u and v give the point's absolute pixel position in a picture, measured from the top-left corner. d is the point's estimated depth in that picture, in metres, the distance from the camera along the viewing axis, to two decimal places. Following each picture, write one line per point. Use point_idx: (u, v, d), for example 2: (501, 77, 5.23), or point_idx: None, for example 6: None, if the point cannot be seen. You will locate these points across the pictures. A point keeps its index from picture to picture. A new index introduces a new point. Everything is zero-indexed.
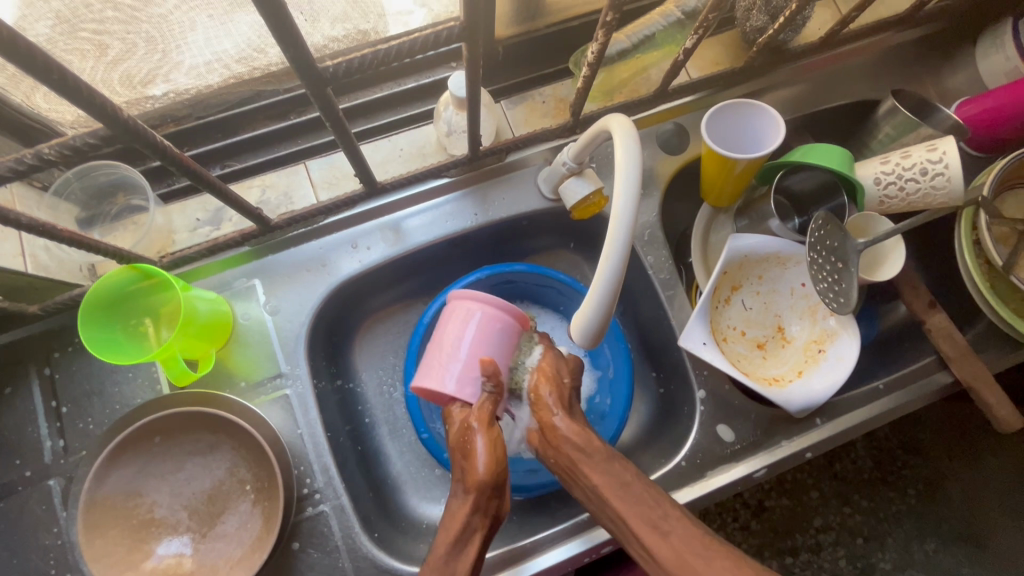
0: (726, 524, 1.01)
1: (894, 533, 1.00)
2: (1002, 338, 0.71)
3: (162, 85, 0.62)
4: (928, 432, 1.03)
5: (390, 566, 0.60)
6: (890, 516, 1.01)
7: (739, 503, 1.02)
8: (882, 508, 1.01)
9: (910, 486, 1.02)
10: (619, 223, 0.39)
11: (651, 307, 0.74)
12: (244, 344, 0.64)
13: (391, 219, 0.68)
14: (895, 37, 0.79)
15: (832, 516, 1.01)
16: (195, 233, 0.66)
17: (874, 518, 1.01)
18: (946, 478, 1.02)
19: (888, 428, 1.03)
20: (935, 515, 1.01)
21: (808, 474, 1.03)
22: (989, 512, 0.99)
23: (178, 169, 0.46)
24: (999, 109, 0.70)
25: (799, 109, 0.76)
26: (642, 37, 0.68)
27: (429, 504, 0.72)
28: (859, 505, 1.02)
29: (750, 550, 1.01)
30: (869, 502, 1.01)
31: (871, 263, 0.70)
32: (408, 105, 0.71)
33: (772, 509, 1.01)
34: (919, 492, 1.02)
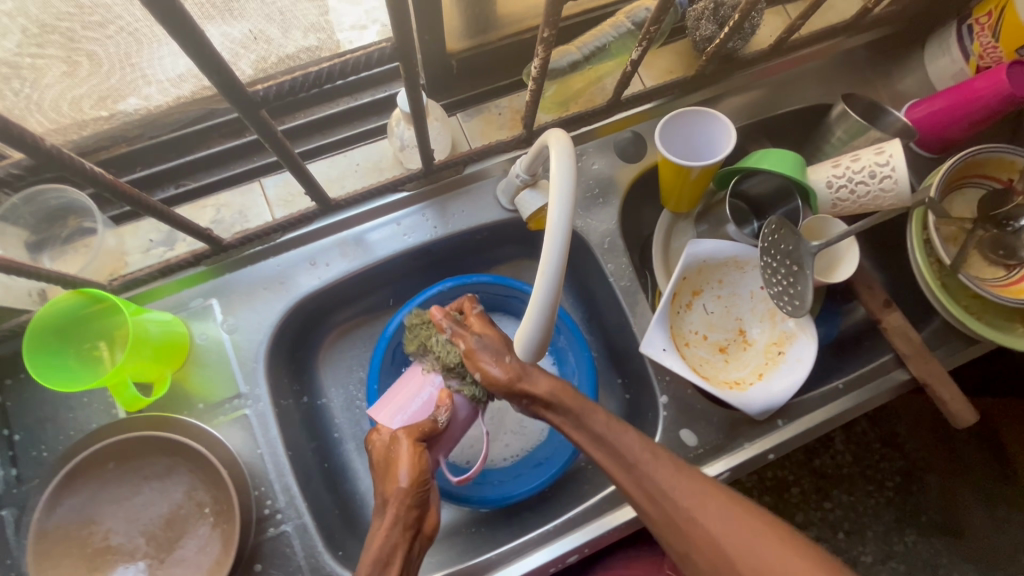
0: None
1: (873, 526, 1.02)
2: (958, 334, 0.73)
3: (134, 101, 0.62)
4: (901, 425, 1.05)
5: None
6: (868, 510, 1.02)
7: None
8: (861, 502, 1.03)
9: (886, 479, 1.03)
10: (552, 237, 0.40)
11: (614, 314, 0.75)
12: (202, 364, 0.64)
13: (351, 233, 0.68)
14: (845, 43, 0.80)
15: (812, 511, 1.02)
16: (148, 254, 0.65)
17: (853, 512, 1.02)
18: (922, 470, 1.03)
19: (865, 422, 1.05)
20: (912, 507, 1.02)
21: (787, 471, 1.04)
22: (961, 502, 1.01)
23: (114, 195, 0.46)
24: (946, 110, 0.72)
25: (754, 115, 0.77)
26: (593, 48, 0.68)
27: None
28: (838, 500, 1.03)
29: None
30: (848, 496, 1.03)
31: (827, 265, 0.71)
32: (365, 120, 0.71)
33: None
34: (896, 485, 1.03)
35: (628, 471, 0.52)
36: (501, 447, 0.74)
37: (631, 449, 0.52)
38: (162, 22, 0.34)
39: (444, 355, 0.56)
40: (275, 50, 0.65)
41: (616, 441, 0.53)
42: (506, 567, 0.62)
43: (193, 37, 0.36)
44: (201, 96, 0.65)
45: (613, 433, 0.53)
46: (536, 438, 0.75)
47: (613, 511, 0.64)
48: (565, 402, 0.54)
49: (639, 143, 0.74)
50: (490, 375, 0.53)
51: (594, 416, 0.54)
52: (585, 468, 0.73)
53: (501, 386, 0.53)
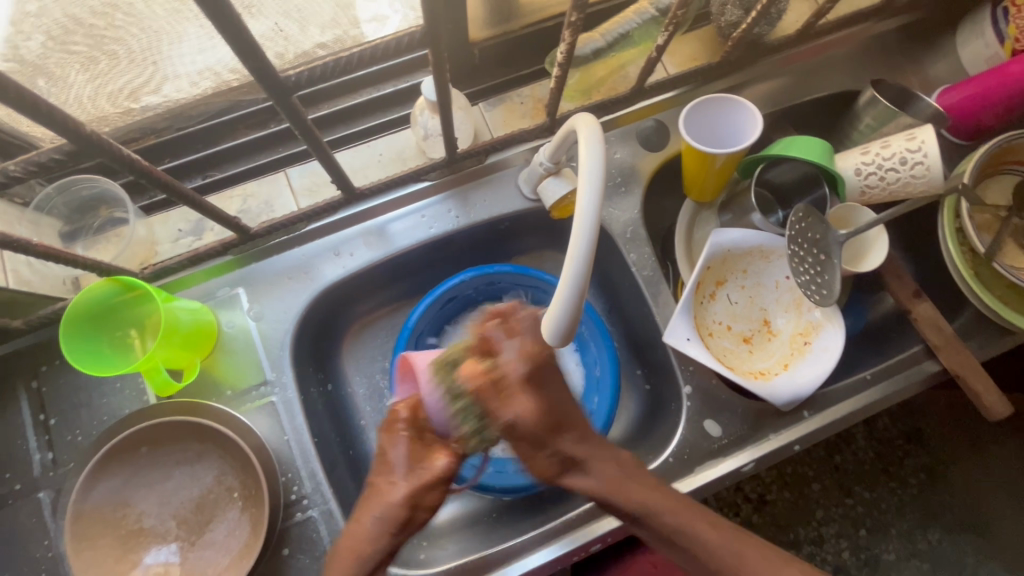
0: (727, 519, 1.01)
1: (897, 524, 1.00)
2: (992, 325, 0.71)
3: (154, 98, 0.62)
4: (927, 421, 1.03)
5: None
6: (892, 507, 1.01)
7: (740, 497, 1.02)
8: (885, 499, 1.01)
9: (910, 476, 1.01)
10: (584, 220, 0.39)
11: (636, 304, 0.74)
12: (230, 352, 0.65)
13: (375, 223, 0.68)
14: (873, 28, 0.79)
15: (833, 508, 1.01)
16: (177, 243, 0.66)
17: (876, 509, 1.01)
18: (949, 467, 1.01)
19: (888, 418, 1.03)
20: (938, 504, 1.00)
21: (808, 467, 1.02)
22: (991, 501, 0.99)
23: (149, 181, 0.47)
24: (980, 95, 0.70)
25: (779, 102, 0.76)
26: (616, 36, 0.68)
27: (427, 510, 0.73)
28: (861, 496, 1.01)
29: None
30: (871, 493, 1.01)
31: (855, 254, 0.70)
32: (387, 110, 0.71)
33: (774, 502, 1.01)
34: (920, 482, 1.01)
35: (671, 543, 0.51)
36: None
37: (675, 518, 0.50)
38: (204, 10, 0.34)
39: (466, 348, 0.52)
40: (297, 45, 0.65)
41: (659, 511, 0.50)
42: (527, 555, 0.62)
43: (231, 24, 0.36)
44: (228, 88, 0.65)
45: (650, 501, 0.51)
46: None
47: None
48: (593, 473, 0.51)
49: (661, 132, 0.73)
50: (512, 379, 0.48)
51: (626, 485, 0.51)
52: None
53: (531, 434, 0.49)
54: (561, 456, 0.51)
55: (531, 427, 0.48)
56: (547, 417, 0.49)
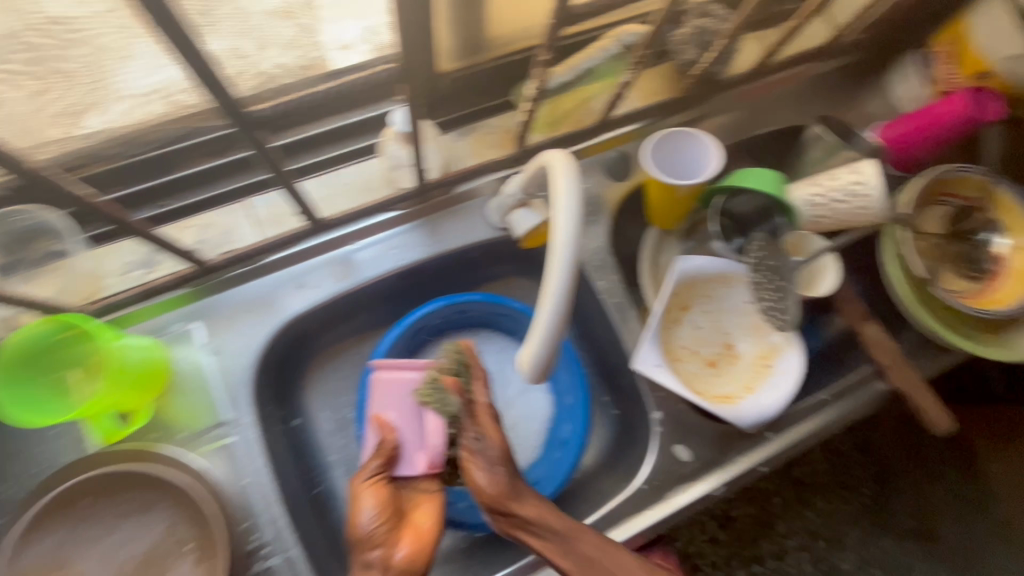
0: (694, 537, 1.03)
1: (852, 533, 1.04)
2: (931, 344, 0.76)
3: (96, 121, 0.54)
4: (877, 433, 1.07)
5: None
6: (847, 517, 1.05)
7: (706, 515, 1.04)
8: (840, 509, 1.05)
9: (864, 486, 1.06)
10: (561, 257, 0.39)
11: (604, 331, 0.75)
12: (183, 392, 0.61)
13: (341, 253, 0.67)
14: (817, 68, 0.84)
15: (793, 521, 1.05)
16: (126, 277, 0.61)
17: (833, 520, 1.05)
18: (899, 477, 1.06)
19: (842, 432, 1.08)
20: (890, 512, 1.05)
21: (768, 481, 1.06)
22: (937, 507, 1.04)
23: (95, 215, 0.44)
24: (914, 132, 0.75)
25: (734, 136, 0.80)
26: (582, 70, 0.69)
27: None
28: (819, 508, 1.05)
29: (720, 562, 1.03)
30: (827, 505, 1.05)
31: (809, 279, 0.73)
32: (353, 139, 0.70)
33: (738, 518, 1.04)
34: (873, 491, 1.06)
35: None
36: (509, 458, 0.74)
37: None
38: None
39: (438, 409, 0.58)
40: None
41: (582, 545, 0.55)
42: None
43: None
44: None
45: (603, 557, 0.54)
46: (531, 458, 0.74)
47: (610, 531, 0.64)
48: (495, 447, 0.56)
49: (625, 162, 0.76)
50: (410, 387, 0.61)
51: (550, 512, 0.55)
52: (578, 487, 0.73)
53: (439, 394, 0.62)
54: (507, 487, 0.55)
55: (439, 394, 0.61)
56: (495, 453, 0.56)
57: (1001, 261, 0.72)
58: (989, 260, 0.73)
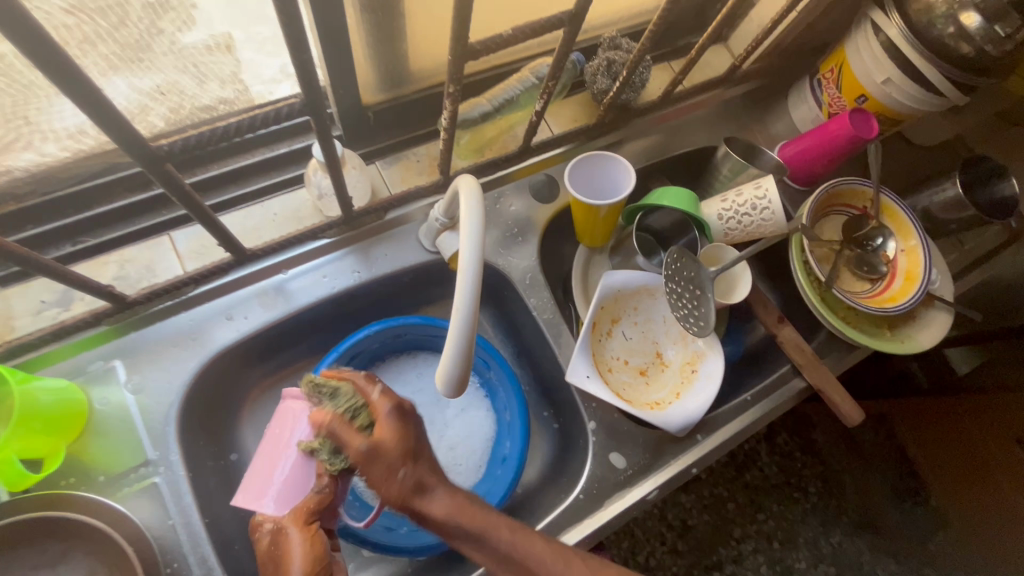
0: (654, 549, 1.05)
1: (804, 533, 1.09)
2: (841, 343, 0.82)
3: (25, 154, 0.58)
4: (816, 434, 1.15)
5: None
6: (798, 517, 1.10)
7: (664, 526, 1.07)
8: (791, 511, 1.10)
9: (810, 486, 1.12)
10: (466, 276, 0.41)
11: (540, 347, 0.78)
12: (102, 434, 0.59)
13: (272, 283, 0.67)
14: (724, 94, 0.92)
15: (748, 525, 1.08)
16: (39, 316, 0.60)
17: (784, 521, 1.09)
18: (840, 474, 1.13)
19: (786, 434, 1.14)
20: (836, 508, 1.11)
21: (722, 487, 1.10)
22: (877, 500, 1.11)
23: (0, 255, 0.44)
24: (808, 150, 0.83)
25: (651, 158, 0.85)
26: (502, 100, 0.73)
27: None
28: (771, 511, 1.10)
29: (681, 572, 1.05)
30: (779, 507, 1.10)
31: (726, 288, 0.78)
32: (282, 170, 0.71)
33: (695, 527, 1.07)
34: (818, 490, 1.12)
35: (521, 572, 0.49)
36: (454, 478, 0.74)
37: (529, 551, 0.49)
38: (56, 81, 0.34)
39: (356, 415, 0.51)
40: (191, 99, 0.65)
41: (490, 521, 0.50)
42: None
43: (85, 91, 0.36)
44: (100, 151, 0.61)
45: None
46: (475, 477, 0.74)
47: None
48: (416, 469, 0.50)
49: (552, 185, 0.79)
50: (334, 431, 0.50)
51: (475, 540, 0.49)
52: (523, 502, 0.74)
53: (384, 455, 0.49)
54: (415, 482, 0.49)
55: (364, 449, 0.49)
56: (405, 441, 0.50)
57: (891, 262, 0.80)
58: (883, 262, 0.80)
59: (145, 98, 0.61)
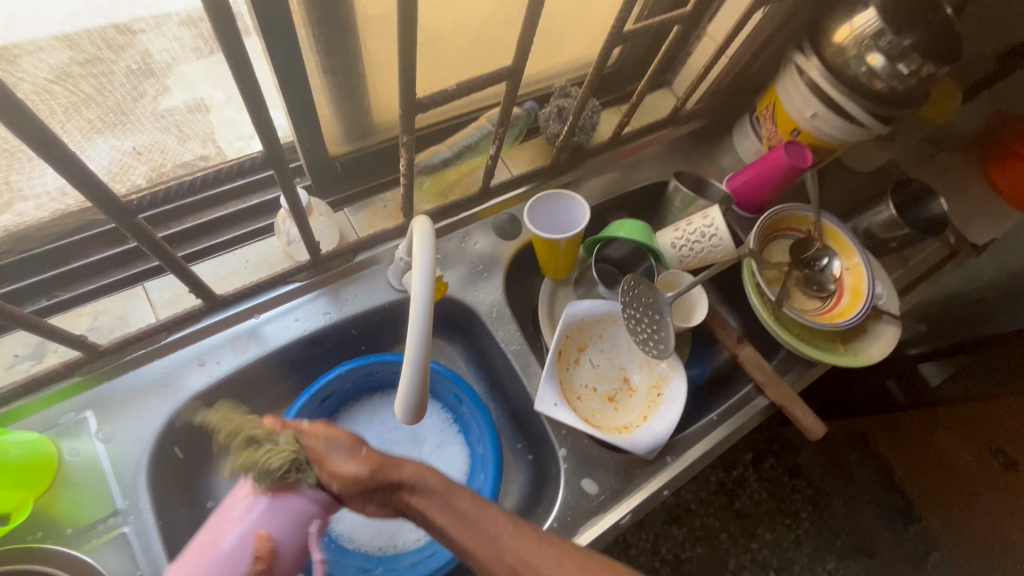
0: None
1: (799, 559, 1.11)
2: (800, 360, 0.85)
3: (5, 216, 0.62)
4: (801, 457, 1.18)
5: None
6: (792, 543, 1.12)
7: (660, 561, 1.08)
8: (784, 537, 1.12)
9: (801, 509, 1.15)
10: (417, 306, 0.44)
11: (511, 378, 0.80)
12: (73, 485, 0.60)
13: (246, 327, 0.69)
14: (672, 133, 0.99)
15: (742, 555, 1.10)
16: (12, 370, 0.61)
17: (778, 548, 1.11)
18: (827, 496, 1.16)
19: (772, 459, 1.18)
20: (829, 531, 1.14)
21: (713, 517, 1.12)
22: (865, 519, 1.14)
23: None
24: (751, 181, 0.89)
25: (607, 194, 0.91)
26: (461, 147, 0.78)
27: None
28: (763, 539, 1.12)
29: None
30: (771, 533, 1.12)
31: (686, 312, 0.82)
32: (255, 220, 0.75)
33: (689, 559, 1.09)
34: (809, 514, 1.15)
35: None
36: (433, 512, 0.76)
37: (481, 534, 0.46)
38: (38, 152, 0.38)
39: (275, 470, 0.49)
40: (171, 158, 0.69)
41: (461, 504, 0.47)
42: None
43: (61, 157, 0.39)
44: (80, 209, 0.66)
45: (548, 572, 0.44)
46: None
47: None
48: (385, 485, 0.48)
49: (514, 224, 0.84)
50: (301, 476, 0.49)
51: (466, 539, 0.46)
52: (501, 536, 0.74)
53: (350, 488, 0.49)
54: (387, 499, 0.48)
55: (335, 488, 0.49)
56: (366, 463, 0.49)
57: (839, 280, 0.85)
58: (831, 280, 0.85)
59: (128, 160, 0.66)
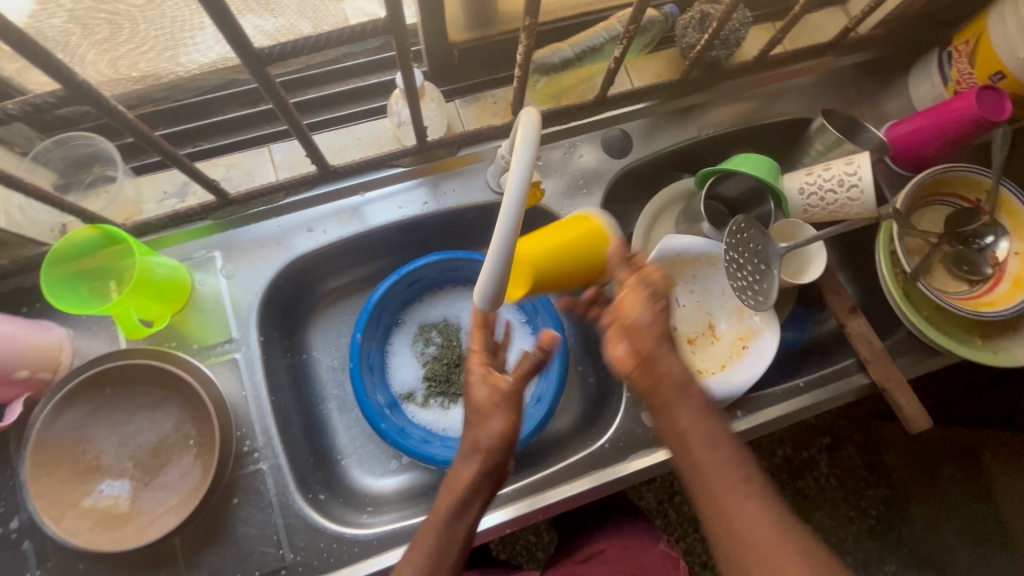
0: (686, 533, 1.06)
1: (854, 553, 1.05)
2: (921, 345, 0.75)
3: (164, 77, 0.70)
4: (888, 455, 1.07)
5: (315, 522, 0.64)
6: (849, 536, 1.05)
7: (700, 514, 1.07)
8: (841, 527, 1.06)
9: (870, 508, 1.06)
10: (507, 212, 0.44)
11: (590, 300, 0.79)
12: (200, 309, 0.69)
13: (348, 203, 0.73)
14: (833, 62, 0.84)
15: None
16: (162, 204, 0.71)
17: (834, 536, 1.05)
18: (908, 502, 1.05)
19: (853, 449, 1.08)
20: (897, 537, 1.05)
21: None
22: None
23: (148, 145, 0.53)
24: (922, 130, 0.75)
25: (738, 124, 0.81)
26: (585, 48, 0.73)
27: (384, 479, 0.77)
28: (818, 523, 1.06)
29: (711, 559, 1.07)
30: (829, 520, 1.06)
31: (799, 267, 0.75)
32: (370, 99, 0.76)
33: None
34: (879, 514, 1.06)
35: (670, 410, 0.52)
36: None
37: (704, 478, 0.50)
38: None
39: (445, 351, 0.80)
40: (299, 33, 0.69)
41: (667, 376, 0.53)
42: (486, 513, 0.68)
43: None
44: (225, 66, 0.71)
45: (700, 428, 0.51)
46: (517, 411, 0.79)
47: (550, 489, 0.69)
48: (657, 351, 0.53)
49: (625, 141, 0.79)
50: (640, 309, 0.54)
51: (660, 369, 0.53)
52: (547, 444, 0.80)
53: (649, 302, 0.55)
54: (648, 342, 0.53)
55: (651, 309, 0.54)
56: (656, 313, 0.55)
57: (999, 264, 0.71)
58: (989, 263, 0.72)
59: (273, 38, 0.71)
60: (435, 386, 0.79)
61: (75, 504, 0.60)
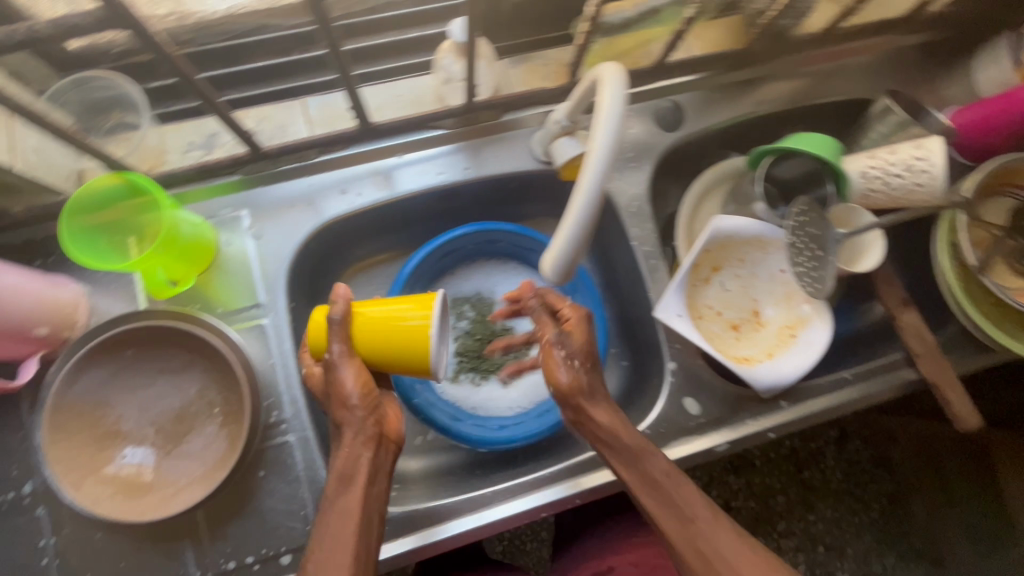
0: None
1: (854, 545, 1.04)
2: (973, 341, 0.73)
3: None
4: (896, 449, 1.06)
5: None
6: (852, 526, 1.04)
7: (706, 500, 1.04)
8: (845, 517, 1.05)
9: (874, 500, 1.05)
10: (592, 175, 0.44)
11: (631, 280, 0.76)
12: (225, 271, 0.65)
13: (384, 165, 0.69)
14: (898, 40, 0.80)
15: (795, 522, 1.04)
16: (186, 155, 0.67)
17: (836, 527, 1.04)
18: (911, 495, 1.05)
19: (860, 441, 1.06)
20: (898, 530, 1.04)
21: (776, 479, 1.05)
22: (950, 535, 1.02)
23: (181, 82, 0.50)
24: (994, 115, 0.70)
25: (795, 102, 0.77)
26: (646, 10, 0.67)
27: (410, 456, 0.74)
28: (823, 514, 1.04)
29: None
30: (833, 511, 1.05)
31: (852, 255, 0.70)
32: (412, 54, 0.71)
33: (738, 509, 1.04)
34: (883, 507, 1.05)
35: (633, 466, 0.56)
36: (525, 388, 0.75)
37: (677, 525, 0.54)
38: None
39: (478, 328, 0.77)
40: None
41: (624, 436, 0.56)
42: (475, 513, 0.63)
43: None
44: None
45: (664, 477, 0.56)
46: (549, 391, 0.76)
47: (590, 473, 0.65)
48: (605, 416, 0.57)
49: (678, 113, 0.75)
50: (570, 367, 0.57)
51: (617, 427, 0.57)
52: None
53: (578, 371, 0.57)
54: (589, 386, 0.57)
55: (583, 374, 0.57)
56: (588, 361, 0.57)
57: None
58: None
59: None
60: (467, 361, 0.76)
61: (97, 471, 0.57)
